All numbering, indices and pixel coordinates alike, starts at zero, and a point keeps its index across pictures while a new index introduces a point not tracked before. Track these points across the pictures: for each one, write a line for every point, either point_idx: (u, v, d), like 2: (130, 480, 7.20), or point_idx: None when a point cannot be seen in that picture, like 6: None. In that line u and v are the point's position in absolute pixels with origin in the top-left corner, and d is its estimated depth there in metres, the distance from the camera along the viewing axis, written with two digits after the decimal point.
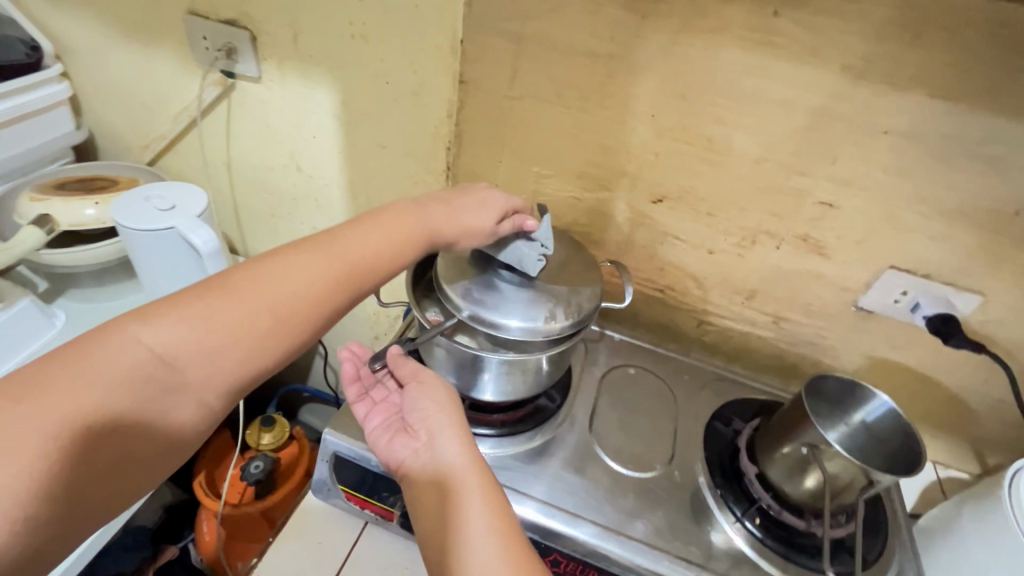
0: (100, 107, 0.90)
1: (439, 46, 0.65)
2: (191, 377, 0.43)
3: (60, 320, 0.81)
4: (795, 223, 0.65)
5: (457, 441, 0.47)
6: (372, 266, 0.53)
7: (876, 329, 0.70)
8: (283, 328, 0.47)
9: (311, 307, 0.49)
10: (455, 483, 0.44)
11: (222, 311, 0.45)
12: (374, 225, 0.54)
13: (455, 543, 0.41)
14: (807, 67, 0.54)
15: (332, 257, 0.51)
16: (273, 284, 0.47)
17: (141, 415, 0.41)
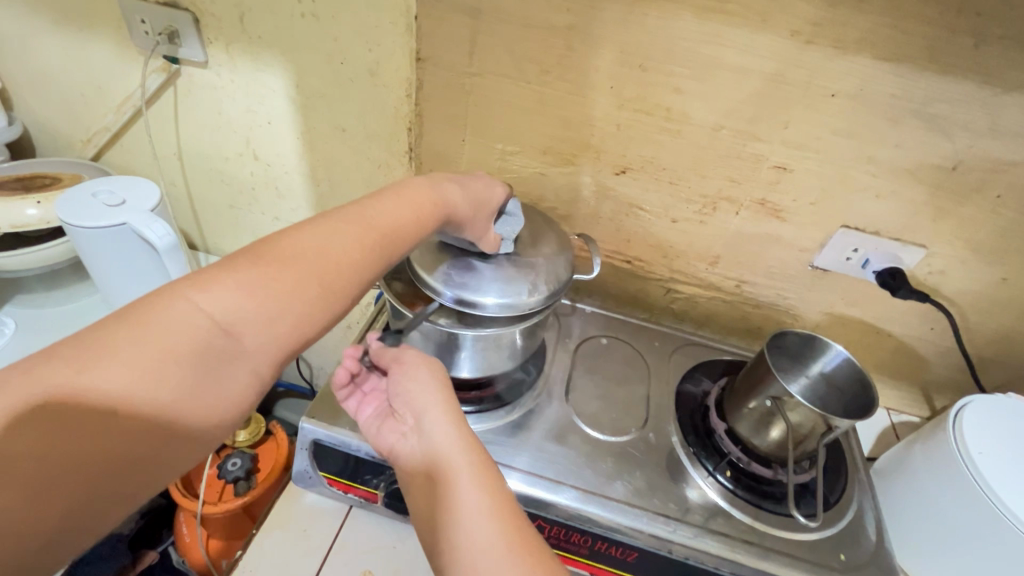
0: (33, 100, 0.84)
1: (395, 22, 0.64)
2: (247, 347, 0.39)
3: (10, 328, 0.77)
4: (753, 188, 0.67)
5: (447, 425, 0.47)
6: (415, 233, 0.50)
7: (832, 287, 0.73)
8: (334, 295, 0.43)
9: (363, 273, 0.45)
10: (445, 469, 0.44)
11: (277, 275, 0.41)
12: (409, 191, 0.52)
13: (447, 527, 0.41)
14: (758, 34, 0.56)
15: (376, 223, 0.47)
16: (325, 249, 0.44)
17: (188, 391, 0.37)
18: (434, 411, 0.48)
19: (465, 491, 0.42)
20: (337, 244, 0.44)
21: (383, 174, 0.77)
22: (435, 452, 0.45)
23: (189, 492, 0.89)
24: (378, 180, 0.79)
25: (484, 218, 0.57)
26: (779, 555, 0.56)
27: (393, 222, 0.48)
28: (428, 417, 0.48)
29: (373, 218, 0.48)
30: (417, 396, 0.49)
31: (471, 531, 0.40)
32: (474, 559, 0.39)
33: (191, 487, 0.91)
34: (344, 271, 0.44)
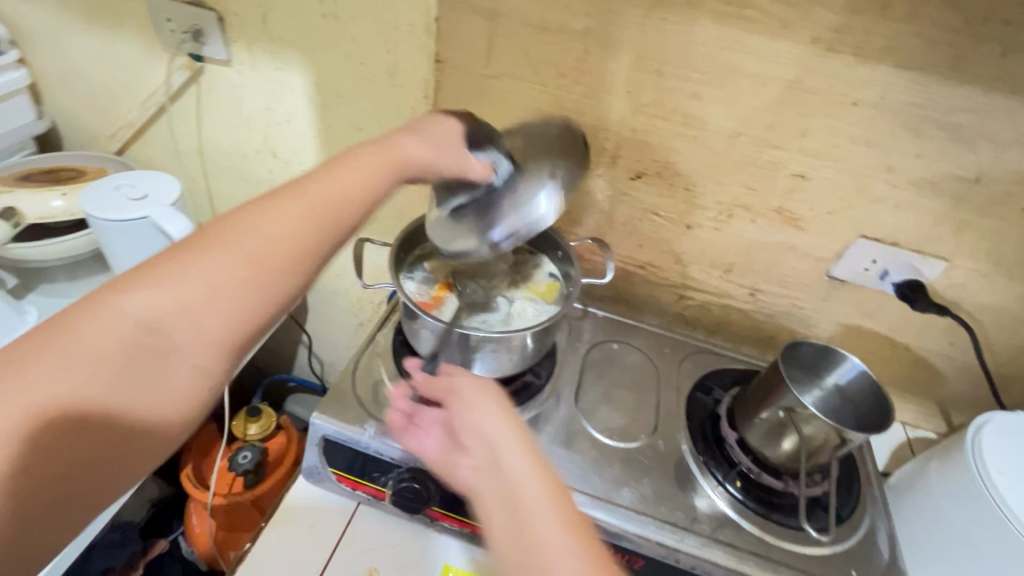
0: (61, 95, 0.87)
1: (414, 24, 0.64)
2: (180, 342, 0.40)
3: (32, 317, 0.79)
4: (769, 196, 0.66)
5: (529, 462, 0.41)
6: (357, 206, 0.48)
7: (848, 297, 0.72)
8: (266, 279, 0.43)
9: (300, 259, 0.45)
10: (533, 516, 0.38)
11: (207, 269, 0.41)
12: (351, 161, 0.49)
13: None
14: (778, 40, 0.55)
15: (310, 202, 0.46)
16: (258, 239, 0.43)
17: (129, 389, 0.39)
18: (510, 443, 0.42)
19: (551, 535, 0.37)
20: (265, 228, 0.44)
21: None
22: (510, 489, 0.40)
23: (200, 483, 0.91)
24: None
25: (447, 154, 0.54)
26: (787, 569, 0.55)
27: (334, 200, 0.47)
28: (502, 451, 0.42)
29: (307, 194, 0.46)
30: (487, 426, 0.44)
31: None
32: None
33: (202, 478, 0.93)
34: (278, 260, 0.44)
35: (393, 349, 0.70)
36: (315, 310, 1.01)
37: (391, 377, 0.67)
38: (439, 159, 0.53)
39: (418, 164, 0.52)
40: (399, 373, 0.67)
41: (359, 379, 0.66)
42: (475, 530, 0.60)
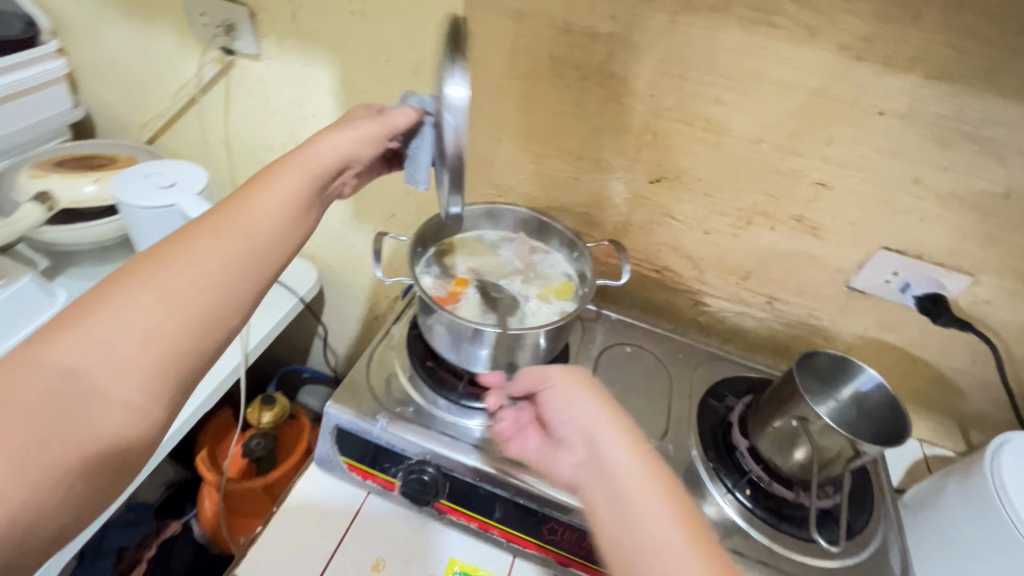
0: (96, 86, 0.90)
1: (440, 23, 0.65)
2: (103, 382, 0.39)
3: (61, 298, 0.82)
4: (791, 204, 0.66)
5: (624, 447, 0.43)
6: (276, 233, 0.50)
7: (868, 310, 0.71)
8: (191, 310, 0.44)
9: (236, 287, 0.47)
10: (631, 499, 0.40)
11: (130, 308, 0.41)
12: (264, 189, 0.51)
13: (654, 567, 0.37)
14: (805, 48, 0.55)
15: (227, 234, 0.47)
16: (192, 273, 0.45)
17: (63, 430, 0.37)
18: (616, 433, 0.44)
19: (662, 519, 0.38)
20: (183, 263, 0.45)
21: None
22: (614, 473, 0.42)
23: (214, 467, 0.93)
24: None
25: (374, 133, 0.55)
26: None
27: (265, 225, 0.49)
28: (604, 441, 0.44)
29: (222, 228, 0.48)
30: (586, 416, 0.46)
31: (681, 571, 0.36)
32: None
33: (216, 462, 0.95)
34: (214, 291, 0.45)
35: (408, 344, 0.71)
36: (332, 303, 1.02)
37: (405, 372, 0.68)
38: (362, 143, 0.55)
39: (346, 156, 0.54)
40: (412, 367, 0.68)
41: (373, 372, 0.67)
42: (483, 525, 0.61)
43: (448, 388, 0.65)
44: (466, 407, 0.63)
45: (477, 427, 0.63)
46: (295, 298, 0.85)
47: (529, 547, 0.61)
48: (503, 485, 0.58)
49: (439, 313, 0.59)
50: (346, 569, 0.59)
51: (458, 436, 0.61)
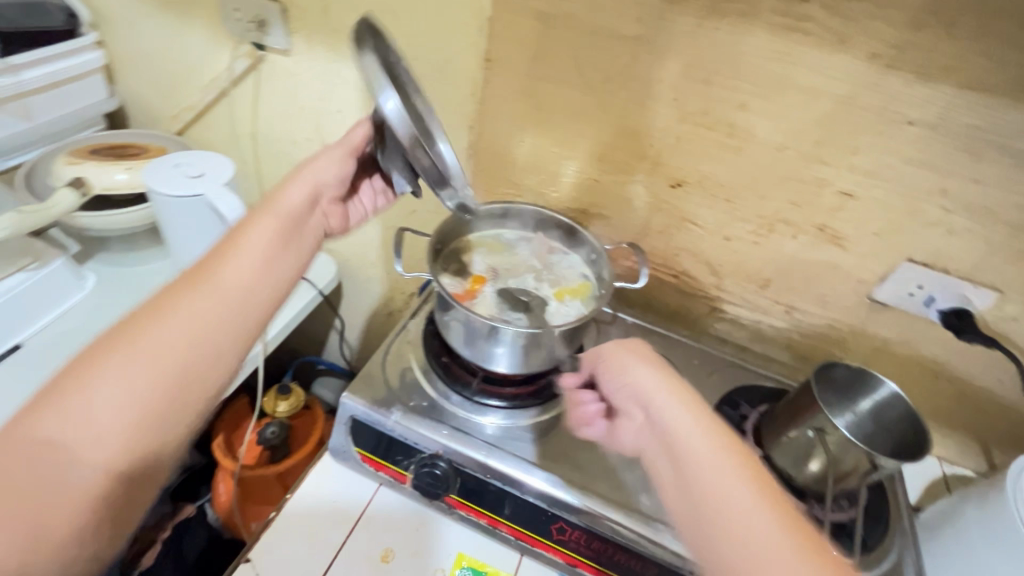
0: (131, 78, 0.92)
1: (467, 23, 0.66)
2: (81, 448, 0.40)
3: (89, 284, 0.85)
4: (814, 213, 0.65)
5: (684, 411, 0.45)
6: (257, 285, 0.50)
7: (890, 322, 0.70)
8: (167, 373, 0.44)
9: (211, 345, 0.46)
10: (694, 459, 0.42)
11: (106, 374, 0.42)
12: (245, 243, 0.51)
13: (723, 521, 0.39)
14: (835, 55, 0.54)
15: (205, 292, 0.47)
16: (167, 335, 0.44)
17: (50, 494, 0.40)
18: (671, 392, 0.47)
19: (726, 475, 0.41)
20: (161, 325, 0.45)
21: None
22: (675, 436, 0.44)
23: (229, 453, 0.95)
24: None
25: (336, 155, 0.60)
26: None
27: (241, 286, 0.49)
28: (661, 401, 0.46)
29: (201, 287, 0.47)
30: (647, 384, 0.48)
31: (738, 514, 0.39)
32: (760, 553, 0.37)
33: (231, 448, 0.96)
34: (190, 355, 0.45)
35: (423, 339, 0.71)
36: (350, 297, 1.04)
37: (420, 367, 0.68)
38: (325, 167, 0.59)
39: (315, 183, 0.59)
40: (427, 362, 0.69)
41: (388, 365, 0.68)
42: (491, 522, 0.61)
43: (462, 384, 0.66)
44: (479, 404, 0.64)
45: (489, 424, 0.63)
46: (314, 290, 0.87)
47: (537, 547, 0.61)
48: (512, 482, 0.59)
49: (457, 310, 0.59)
50: (355, 558, 0.60)
51: (471, 432, 0.62)
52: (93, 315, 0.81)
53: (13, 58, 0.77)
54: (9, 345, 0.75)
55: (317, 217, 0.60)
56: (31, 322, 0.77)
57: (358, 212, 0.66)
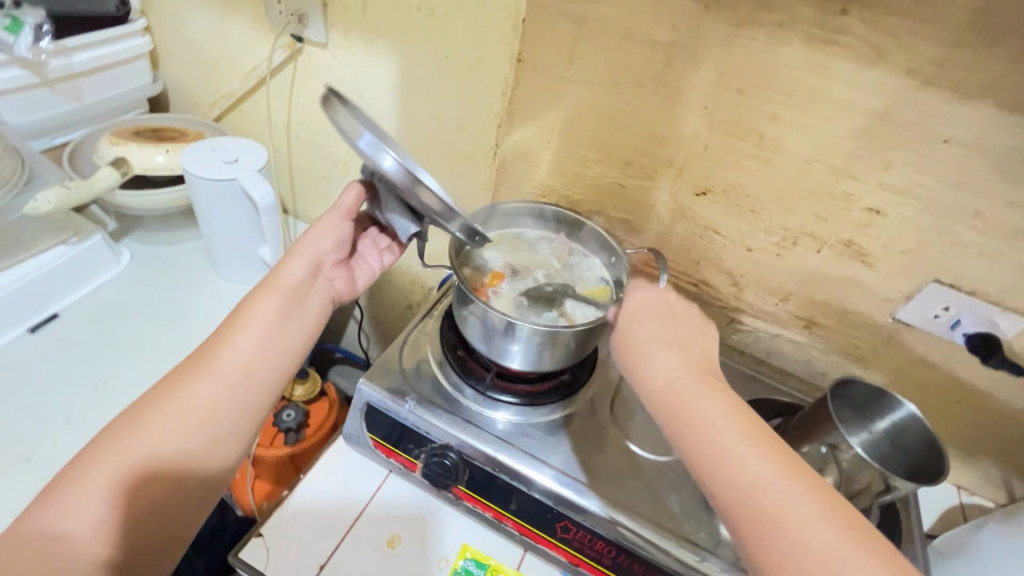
0: (174, 64, 0.96)
1: (502, 23, 0.67)
2: (93, 528, 0.45)
3: (125, 260, 0.88)
4: (840, 228, 0.64)
5: (676, 358, 0.52)
6: (259, 365, 0.55)
7: (913, 344, 0.69)
8: (175, 455, 0.49)
9: (215, 425, 0.51)
10: (682, 396, 0.49)
11: (119, 461, 0.47)
12: (247, 327, 0.56)
13: (707, 445, 0.45)
14: (870, 69, 0.54)
15: (210, 378, 0.53)
16: (173, 420, 0.50)
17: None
18: (674, 353, 0.52)
19: (710, 410, 0.47)
20: (169, 411, 0.50)
21: (467, 165, 0.81)
22: (669, 379, 0.50)
23: None
24: (462, 169, 0.82)
25: (332, 221, 0.63)
26: None
27: (241, 368, 0.54)
28: (656, 351, 0.53)
29: (205, 372, 0.53)
30: (651, 335, 0.54)
31: (738, 447, 0.44)
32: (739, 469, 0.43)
33: None
34: (189, 447, 0.50)
35: (440, 332, 0.73)
36: (371, 287, 1.06)
37: (436, 359, 0.70)
38: (321, 235, 0.63)
39: (314, 252, 0.62)
40: (443, 354, 0.70)
41: (405, 354, 0.69)
42: (497, 516, 0.62)
43: (476, 378, 0.66)
44: (491, 398, 0.65)
45: (500, 419, 0.64)
46: None
47: (540, 544, 0.61)
48: (521, 478, 0.59)
49: (476, 304, 0.60)
50: (362, 541, 0.61)
51: (483, 426, 0.62)
52: (126, 290, 0.85)
53: (66, 41, 0.81)
54: (46, 315, 0.79)
55: (321, 284, 0.63)
56: (68, 292, 0.81)
57: (364, 270, 0.67)
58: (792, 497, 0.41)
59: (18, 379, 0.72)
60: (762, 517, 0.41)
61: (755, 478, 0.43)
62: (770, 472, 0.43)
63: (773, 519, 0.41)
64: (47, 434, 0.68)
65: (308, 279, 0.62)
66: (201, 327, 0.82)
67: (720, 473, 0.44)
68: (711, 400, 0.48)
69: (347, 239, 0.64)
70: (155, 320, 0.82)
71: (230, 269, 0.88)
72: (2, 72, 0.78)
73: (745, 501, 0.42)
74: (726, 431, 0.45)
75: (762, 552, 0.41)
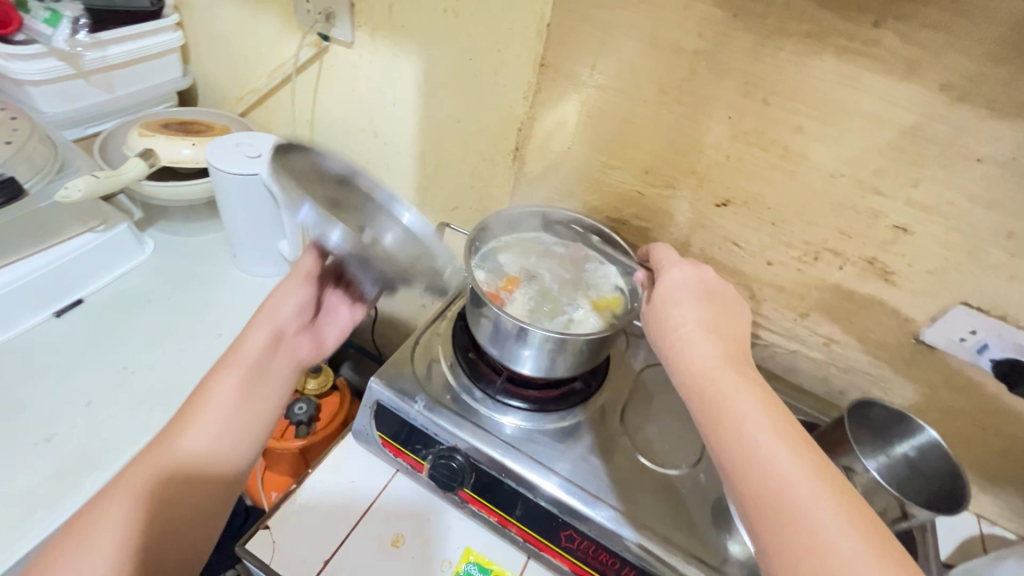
0: (204, 59, 0.97)
1: (527, 28, 0.66)
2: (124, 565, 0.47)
3: (149, 248, 0.91)
4: (864, 245, 0.62)
5: (711, 345, 0.50)
6: (260, 402, 0.58)
7: (936, 367, 0.67)
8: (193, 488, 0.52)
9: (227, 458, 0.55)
10: (709, 381, 0.47)
11: (140, 501, 0.50)
12: (245, 367, 0.58)
13: (730, 431, 0.44)
14: (902, 84, 0.52)
15: (216, 413, 0.55)
16: (188, 457, 0.53)
17: None
18: (710, 340, 0.50)
19: (737, 398, 0.45)
20: (183, 449, 0.53)
21: (486, 167, 0.81)
22: (700, 363, 0.49)
23: None
24: (480, 172, 0.82)
25: (291, 287, 0.62)
26: None
27: (246, 403, 0.57)
28: (690, 334, 0.51)
29: (211, 408, 0.55)
30: (687, 319, 0.53)
31: (762, 436, 0.43)
32: (760, 458, 0.42)
33: None
34: (205, 482, 0.53)
35: (452, 333, 0.73)
36: None
37: (447, 361, 0.70)
38: (280, 304, 0.61)
39: (274, 322, 0.60)
40: (454, 356, 0.70)
41: (417, 354, 0.69)
42: (501, 521, 0.62)
43: (486, 381, 0.66)
44: (501, 403, 0.65)
45: (509, 424, 0.64)
46: None
47: (544, 552, 0.61)
48: (527, 485, 0.59)
49: (489, 307, 0.60)
50: (367, 539, 0.61)
51: (491, 430, 0.62)
52: (149, 278, 0.87)
53: (101, 34, 0.84)
54: (72, 300, 0.81)
55: (283, 355, 0.61)
56: (93, 279, 0.83)
57: (333, 330, 0.65)
58: (812, 496, 0.39)
59: (42, 362, 0.74)
60: (785, 510, 0.39)
61: (783, 471, 0.41)
62: (798, 469, 0.41)
63: (796, 515, 0.39)
64: (68, 416, 0.70)
65: (269, 352, 0.59)
66: (219, 317, 0.84)
67: (741, 460, 0.42)
68: (746, 390, 0.46)
69: (308, 303, 0.63)
70: (175, 309, 0.84)
71: (249, 262, 0.90)
72: (39, 63, 0.80)
73: (768, 491, 0.40)
74: (758, 422, 0.44)
75: (780, 543, 0.38)
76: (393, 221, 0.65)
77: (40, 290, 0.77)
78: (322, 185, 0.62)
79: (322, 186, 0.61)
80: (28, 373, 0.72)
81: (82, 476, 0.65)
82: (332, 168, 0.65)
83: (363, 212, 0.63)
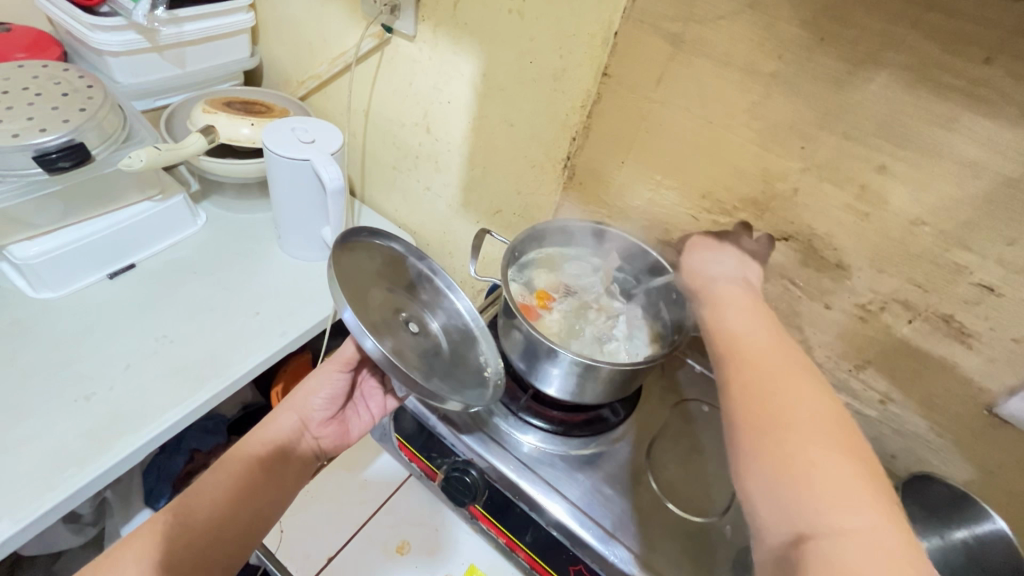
0: (271, 42, 0.99)
1: (593, 35, 0.62)
2: (210, 510, 0.52)
3: (201, 221, 0.93)
4: (940, 301, 0.57)
5: (715, 267, 0.57)
6: (306, 441, 0.63)
7: (1008, 446, 0.60)
8: (263, 465, 0.57)
9: (286, 451, 0.60)
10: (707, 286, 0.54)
11: (222, 466, 0.55)
12: (300, 399, 0.64)
13: (715, 312, 0.50)
14: (1010, 129, 0.46)
15: (278, 422, 0.61)
16: (259, 441, 0.59)
17: (190, 540, 0.50)
18: (717, 267, 0.57)
19: (729, 292, 0.52)
20: (257, 438, 0.59)
21: (535, 173, 0.78)
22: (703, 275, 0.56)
23: None
24: (528, 176, 0.79)
25: (329, 373, 0.65)
26: None
27: (297, 425, 0.62)
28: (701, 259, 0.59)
29: (278, 417, 0.62)
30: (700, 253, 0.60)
31: (742, 316, 0.48)
32: (734, 325, 0.47)
33: None
34: (270, 466, 0.58)
35: None
36: None
37: None
38: (313, 392, 0.64)
39: (303, 409, 0.63)
40: None
41: None
42: (510, 543, 0.60)
43: (511, 398, 0.65)
44: (523, 421, 0.63)
45: (528, 443, 0.62)
46: None
47: None
48: (538, 510, 0.57)
49: (521, 321, 0.58)
50: (373, 542, 0.61)
51: (509, 447, 0.60)
52: (198, 249, 0.90)
53: (179, 11, 0.86)
54: (125, 264, 0.85)
55: (307, 442, 0.63)
56: (145, 246, 0.86)
57: (359, 422, 0.67)
58: (772, 350, 0.44)
59: (90, 321, 0.77)
60: (742, 351, 0.45)
61: (750, 330, 0.46)
62: (763, 333, 0.46)
63: (750, 354, 0.44)
64: (107, 376, 0.72)
65: (292, 437, 0.61)
66: (259, 296, 0.85)
67: (720, 330, 0.48)
68: (742, 293, 0.52)
69: (338, 393, 0.65)
70: (217, 284, 0.86)
71: (293, 246, 0.91)
72: (119, 36, 0.83)
73: (735, 342, 0.46)
74: (743, 308, 0.49)
75: (731, 368, 0.44)
76: (443, 304, 0.66)
77: (96, 252, 0.80)
78: (376, 267, 0.63)
79: (378, 269, 0.63)
80: (77, 330, 0.76)
81: (113, 437, 0.67)
82: (388, 245, 0.68)
83: (412, 293, 0.65)
